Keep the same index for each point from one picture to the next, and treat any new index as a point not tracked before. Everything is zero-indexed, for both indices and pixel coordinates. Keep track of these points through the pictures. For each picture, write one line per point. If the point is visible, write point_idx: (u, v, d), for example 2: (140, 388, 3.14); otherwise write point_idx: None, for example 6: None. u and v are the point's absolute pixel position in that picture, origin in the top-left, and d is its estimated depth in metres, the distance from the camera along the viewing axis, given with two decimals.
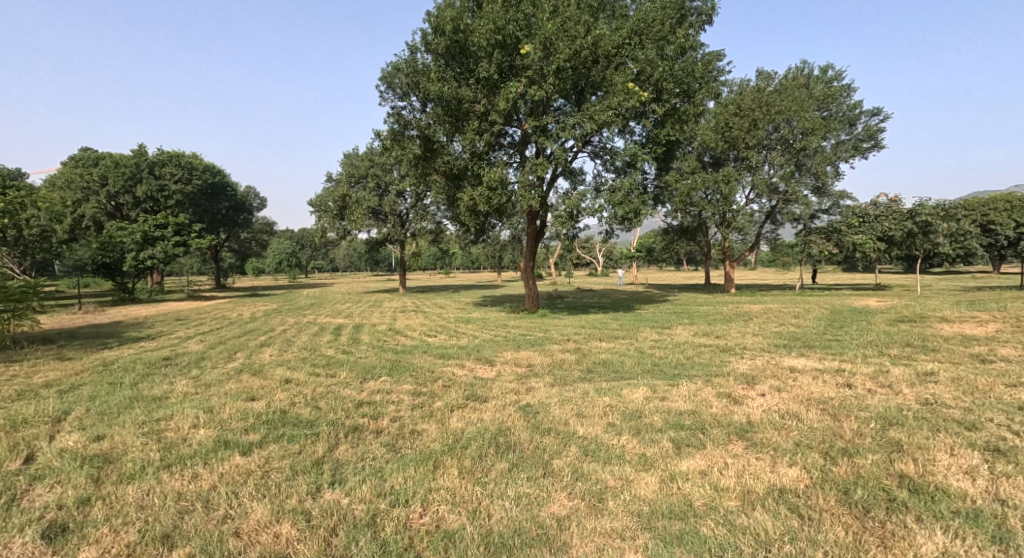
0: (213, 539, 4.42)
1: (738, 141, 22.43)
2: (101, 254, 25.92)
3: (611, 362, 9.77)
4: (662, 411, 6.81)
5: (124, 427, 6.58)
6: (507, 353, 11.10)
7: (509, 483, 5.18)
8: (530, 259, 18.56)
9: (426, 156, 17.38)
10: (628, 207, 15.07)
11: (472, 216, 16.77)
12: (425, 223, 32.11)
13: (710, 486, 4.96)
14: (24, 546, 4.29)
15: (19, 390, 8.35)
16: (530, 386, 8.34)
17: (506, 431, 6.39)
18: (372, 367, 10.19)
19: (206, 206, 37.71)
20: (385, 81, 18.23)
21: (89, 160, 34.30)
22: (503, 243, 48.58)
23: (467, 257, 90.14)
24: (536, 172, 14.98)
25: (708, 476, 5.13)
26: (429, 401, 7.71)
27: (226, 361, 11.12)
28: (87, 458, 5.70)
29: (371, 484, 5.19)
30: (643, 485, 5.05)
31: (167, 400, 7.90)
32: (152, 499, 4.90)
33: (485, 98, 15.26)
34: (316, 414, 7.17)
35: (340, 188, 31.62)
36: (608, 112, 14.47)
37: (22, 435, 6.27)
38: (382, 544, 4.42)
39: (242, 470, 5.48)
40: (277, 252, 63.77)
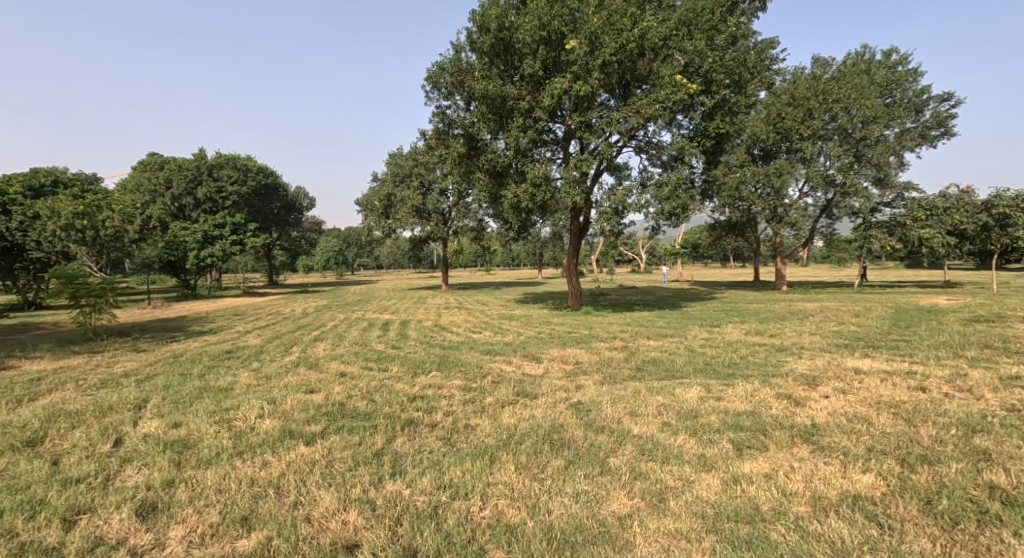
0: (287, 524, 4.62)
1: (791, 132, 21.65)
2: (166, 253, 27.35)
3: (661, 360, 9.62)
4: (719, 411, 6.67)
5: (198, 415, 6.97)
6: (554, 350, 11.08)
7: (567, 481, 5.19)
8: (573, 256, 18.40)
9: (470, 154, 17.54)
10: (675, 203, 14.74)
11: (515, 214, 16.78)
12: (467, 221, 32.78)
13: (777, 490, 4.84)
14: (121, 522, 4.59)
15: (102, 379, 8.91)
16: (579, 383, 8.30)
17: (560, 428, 6.41)
18: (422, 362, 10.40)
19: (260, 206, 39.26)
20: (429, 81, 18.40)
21: (155, 166, 36.13)
22: (545, 240, 48.25)
23: (508, 254, 90.48)
24: (581, 168, 14.81)
25: (773, 480, 5.00)
26: (480, 397, 7.80)
27: (283, 354, 11.57)
28: (168, 444, 6.04)
29: (431, 476, 5.31)
30: (705, 486, 4.97)
31: (233, 391, 8.29)
32: (229, 484, 5.17)
33: (530, 95, 15.23)
34: (372, 407, 7.38)
35: (385, 187, 32.40)
36: (655, 105, 14.14)
37: (107, 421, 6.70)
38: (446, 535, 4.52)
39: (308, 459, 5.71)
40: (325, 249, 65.87)
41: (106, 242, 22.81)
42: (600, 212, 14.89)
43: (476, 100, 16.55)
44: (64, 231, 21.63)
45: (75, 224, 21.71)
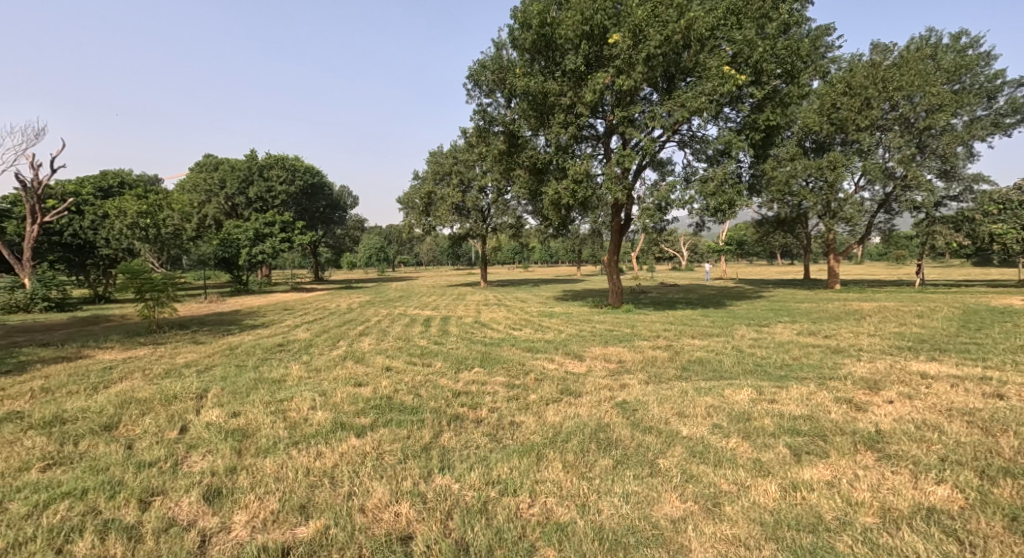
0: (342, 513, 4.72)
1: (847, 123, 20.72)
2: (221, 250, 28.42)
3: (708, 361, 9.38)
4: (774, 414, 6.45)
5: (254, 406, 7.21)
6: (596, 348, 10.97)
7: (616, 481, 5.12)
8: (614, 253, 18.13)
9: (511, 151, 17.53)
10: (721, 198, 14.30)
11: (556, 210, 16.68)
12: (506, 217, 32.84)
13: (842, 499, 4.65)
14: (190, 505, 4.78)
15: (166, 369, 9.36)
16: (623, 382, 8.16)
17: (605, 427, 6.31)
18: (464, 358, 10.49)
19: (307, 204, 40.34)
20: (470, 79, 18.44)
21: (210, 167, 37.69)
22: (584, 237, 47.76)
23: (547, 251, 90.33)
24: (624, 164, 14.50)
25: (837, 488, 4.79)
26: (523, 394, 7.79)
27: (331, 348, 11.89)
28: (228, 432, 6.27)
29: (479, 472, 5.34)
30: (762, 492, 4.81)
31: (285, 383, 8.55)
32: (286, 473, 5.33)
33: (572, 90, 15.05)
34: (418, 401, 7.48)
35: (426, 185, 32.75)
36: (701, 98, 13.76)
37: (172, 409, 7.01)
38: (496, 531, 4.53)
39: (359, 451, 5.82)
40: (367, 246, 67.35)
41: (167, 240, 23.85)
42: (643, 208, 14.59)
43: (517, 97, 16.50)
44: (130, 229, 22.78)
45: (139, 223, 22.74)
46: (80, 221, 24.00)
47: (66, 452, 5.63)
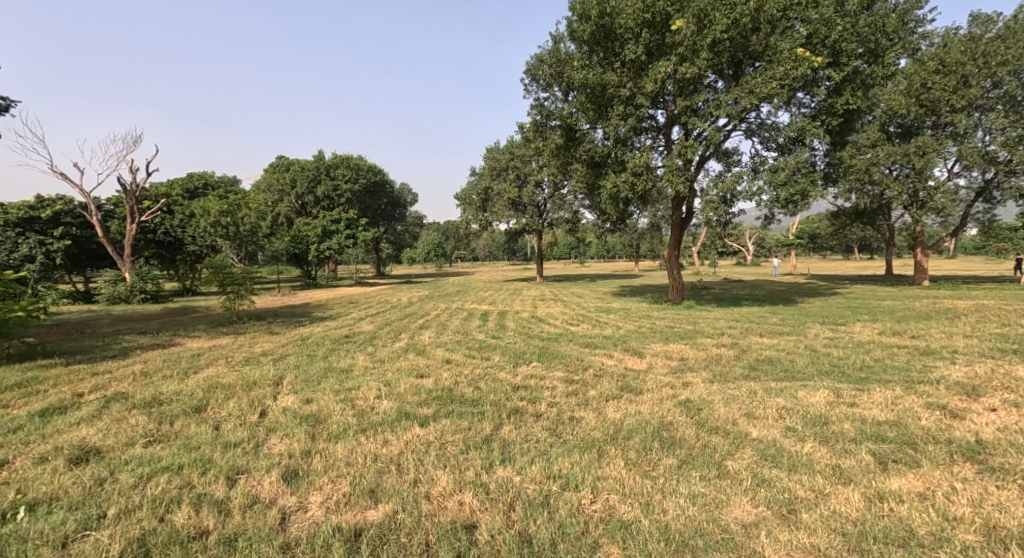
0: (409, 499, 4.87)
1: (939, 104, 19.25)
2: (292, 246, 29.79)
3: (778, 360, 9.03)
4: (854, 418, 6.14)
5: (325, 393, 7.55)
6: (657, 345, 10.78)
7: (682, 481, 5.03)
8: (674, 248, 17.69)
9: (568, 145, 17.44)
10: (792, 189, 13.63)
11: (614, 204, 16.46)
12: (562, 212, 32.66)
13: (936, 513, 4.41)
14: (271, 484, 5.07)
15: (245, 356, 9.95)
16: (686, 381, 7.99)
17: (668, 426, 6.19)
18: (522, 352, 10.56)
19: (370, 202, 41.59)
20: (528, 74, 18.45)
21: (282, 167, 39.52)
22: (642, 232, 46.82)
23: (604, 247, 89.29)
24: (686, 156, 14.05)
25: (931, 501, 4.54)
26: (583, 390, 7.77)
27: (393, 340, 12.27)
28: (303, 418, 6.60)
29: (540, 465, 5.37)
30: (844, 501, 4.61)
31: (352, 372, 8.91)
32: (356, 458, 5.55)
33: (632, 81, 14.75)
34: (479, 394, 7.60)
35: (483, 181, 33.07)
36: (772, 83, 13.17)
37: (253, 394, 7.45)
38: (560, 525, 4.55)
39: (423, 440, 5.99)
40: (426, 242, 68.86)
41: (245, 237, 25.19)
42: (706, 200, 14.13)
43: (575, 90, 16.36)
44: (213, 228, 24.27)
45: (221, 221, 24.19)
46: (172, 220, 25.75)
47: (164, 431, 6.08)
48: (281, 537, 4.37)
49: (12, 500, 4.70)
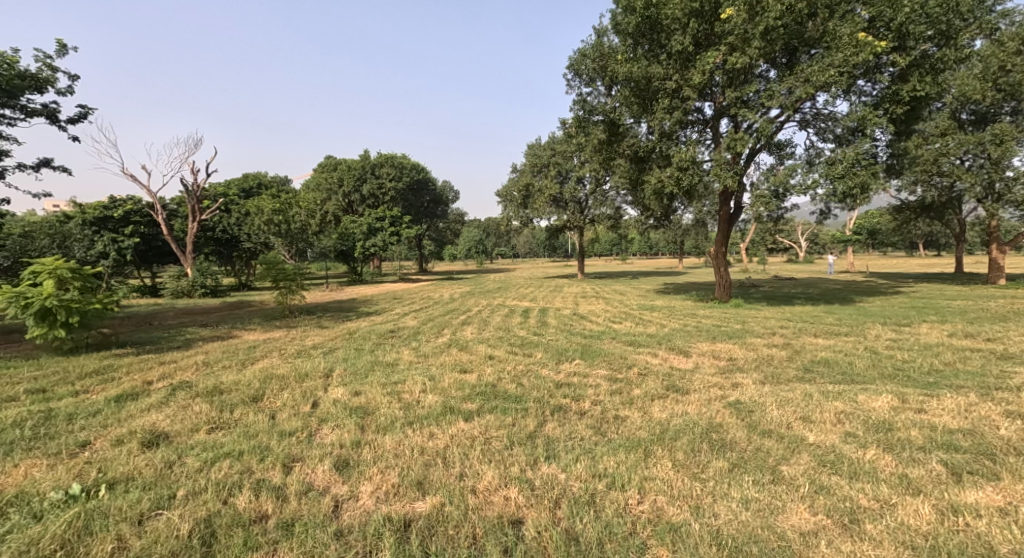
0: (456, 492, 4.93)
1: (1019, 89, 17.97)
2: (339, 243, 30.57)
3: (835, 362, 8.70)
4: (923, 425, 5.85)
5: (373, 386, 7.73)
6: (704, 345, 10.54)
7: (734, 484, 4.91)
8: (721, 244, 17.25)
9: (611, 140, 17.21)
10: (851, 181, 13.05)
11: (658, 200, 16.19)
12: (604, 208, 32.38)
13: (1019, 530, 4.20)
14: (324, 472, 5.23)
15: (297, 349, 10.28)
16: (736, 381, 7.78)
17: (718, 427, 6.06)
18: (565, 350, 10.50)
19: (413, 200, 42.21)
20: (571, 69, 18.35)
21: (330, 167, 40.60)
22: (686, 228, 45.81)
23: (645, 243, 88.00)
24: (735, 149, 13.66)
25: (1013, 518, 4.32)
26: (627, 388, 7.67)
27: (437, 335, 12.43)
28: (352, 409, 6.77)
29: (585, 464, 5.34)
30: (914, 513, 4.44)
31: (398, 366, 9.09)
32: (404, 450, 5.66)
33: (678, 73, 14.43)
34: (522, 390, 7.62)
35: (524, 178, 33.01)
36: (829, 71, 12.65)
37: (306, 385, 7.70)
38: (606, 525, 4.52)
39: (468, 435, 6.05)
40: (467, 238, 69.40)
41: (296, 234, 25.98)
42: (756, 195, 13.68)
43: (619, 84, 16.11)
44: (266, 225, 25.16)
45: (274, 219, 25.06)
46: (229, 219, 26.98)
47: (225, 418, 6.36)
48: (335, 524, 4.50)
49: (94, 477, 5.01)
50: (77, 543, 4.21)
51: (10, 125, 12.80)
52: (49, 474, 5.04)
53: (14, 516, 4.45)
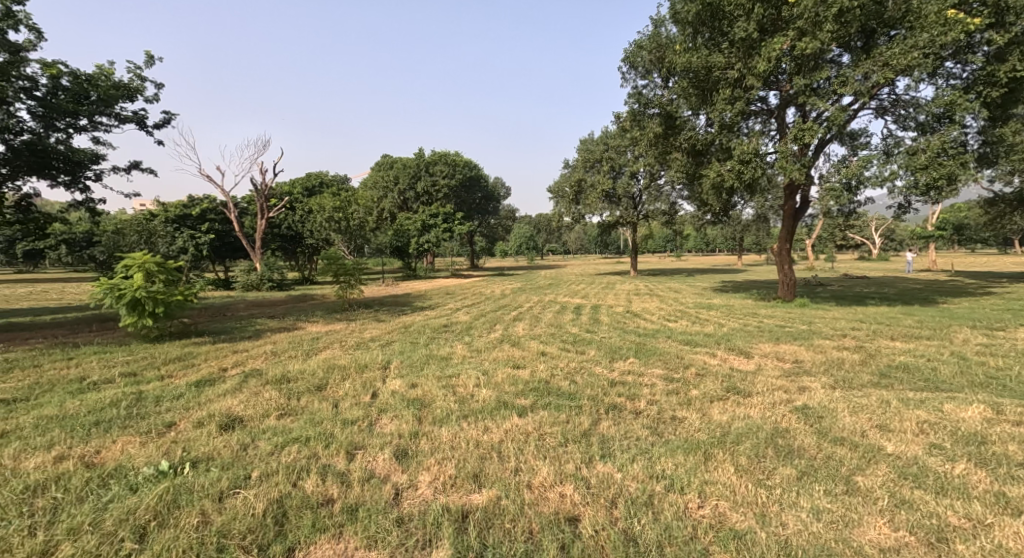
0: (512, 487, 4.96)
1: None
2: (395, 239, 31.28)
3: (915, 367, 8.19)
4: (1021, 440, 5.45)
5: (428, 379, 7.87)
6: (766, 346, 10.14)
7: (804, 493, 4.72)
8: (785, 241, 16.57)
9: (667, 134, 16.83)
10: (934, 172, 12.23)
11: (717, 195, 15.72)
12: (658, 204, 31.75)
13: None
14: (383, 461, 5.37)
15: (356, 341, 10.60)
16: (803, 385, 7.46)
17: (783, 433, 5.82)
18: (618, 348, 10.36)
19: (466, 196, 42.69)
20: (627, 62, 18.09)
21: (386, 165, 41.60)
22: (746, 224, 44.18)
23: (702, 239, 85.65)
24: (802, 140, 13.06)
25: None
26: (684, 389, 7.50)
27: (489, 331, 12.53)
28: (409, 401, 6.92)
29: (642, 464, 5.26)
30: (1013, 535, 4.16)
31: (452, 360, 9.21)
32: (459, 443, 5.73)
33: (741, 61, 13.86)
34: (576, 388, 7.57)
35: (576, 173, 32.69)
36: (913, 53, 11.88)
37: (365, 376, 7.93)
38: (665, 528, 4.43)
39: (522, 430, 6.06)
40: (519, 235, 69.57)
41: (355, 231, 26.74)
42: (827, 188, 13.03)
43: (676, 75, 15.70)
44: (327, 222, 26.04)
45: (334, 216, 25.88)
46: (293, 216, 28.18)
47: (292, 405, 6.63)
48: (396, 511, 4.62)
49: (178, 456, 5.32)
50: (167, 515, 4.47)
51: (105, 131, 13.76)
52: (141, 452, 5.39)
53: (112, 488, 4.77)
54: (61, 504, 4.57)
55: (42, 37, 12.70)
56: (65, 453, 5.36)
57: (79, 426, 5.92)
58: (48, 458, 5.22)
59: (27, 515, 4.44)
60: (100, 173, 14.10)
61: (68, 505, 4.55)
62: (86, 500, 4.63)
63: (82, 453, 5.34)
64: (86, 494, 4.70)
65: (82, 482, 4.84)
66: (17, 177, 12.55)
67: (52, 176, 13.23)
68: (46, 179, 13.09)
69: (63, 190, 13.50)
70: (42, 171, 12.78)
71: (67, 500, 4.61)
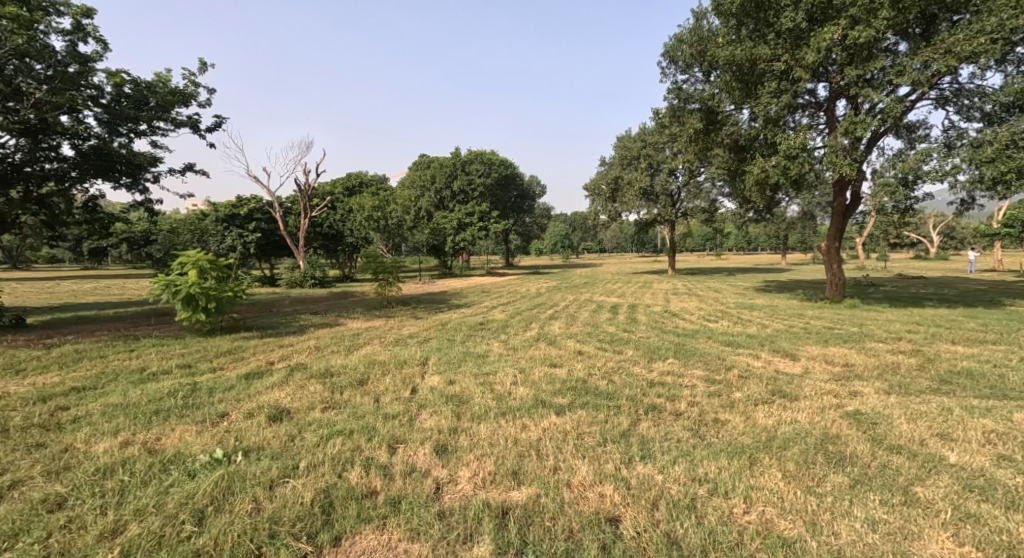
0: (551, 485, 4.93)
1: None
2: (432, 238, 31.58)
3: (978, 373, 7.78)
4: None
5: (466, 376, 7.92)
6: (814, 348, 9.80)
7: (857, 502, 4.55)
8: (833, 239, 16.02)
9: (707, 129, 16.49)
10: (1000, 166, 11.61)
11: (761, 192, 15.31)
12: (698, 201, 31.07)
13: None
14: (424, 456, 5.43)
15: (395, 337, 10.75)
16: (854, 390, 7.19)
17: (834, 438, 5.62)
18: (657, 348, 10.19)
19: (501, 195, 42.77)
20: (667, 57, 17.82)
21: (424, 164, 42.02)
22: (791, 221, 42.80)
23: (744, 237, 83.77)
24: (854, 134, 12.58)
25: None
26: (727, 391, 7.31)
27: (525, 329, 12.51)
28: (448, 397, 6.97)
29: (684, 467, 5.15)
30: None
31: (488, 358, 9.24)
32: (498, 440, 5.74)
33: (788, 53, 13.41)
34: (614, 388, 7.48)
35: (613, 171, 32.30)
36: (978, 40, 11.28)
37: (405, 372, 8.03)
38: (709, 532, 4.34)
39: (560, 429, 6.02)
40: (554, 233, 69.41)
41: (393, 230, 27.11)
42: (881, 183, 12.52)
43: (718, 69, 15.34)
44: (367, 221, 26.48)
45: (373, 215, 26.29)
46: (334, 216, 28.79)
47: (336, 399, 6.77)
48: (437, 505, 4.66)
49: (231, 445, 5.49)
50: (222, 501, 4.62)
51: (163, 135, 14.36)
52: (197, 440, 5.59)
53: (172, 473, 4.97)
54: (127, 487, 4.77)
55: (108, 47, 13.30)
56: (129, 439, 5.60)
57: (141, 414, 6.18)
58: (115, 443, 5.47)
59: (98, 496, 4.66)
60: (158, 175, 14.74)
61: (133, 487, 4.75)
62: (148, 483, 4.82)
63: (144, 440, 5.57)
64: (148, 478, 4.90)
65: (145, 467, 5.05)
66: (84, 180, 13.24)
67: (114, 179, 13.89)
68: (110, 182, 13.76)
69: (124, 191, 14.15)
70: (106, 174, 13.44)
71: (132, 483, 4.82)
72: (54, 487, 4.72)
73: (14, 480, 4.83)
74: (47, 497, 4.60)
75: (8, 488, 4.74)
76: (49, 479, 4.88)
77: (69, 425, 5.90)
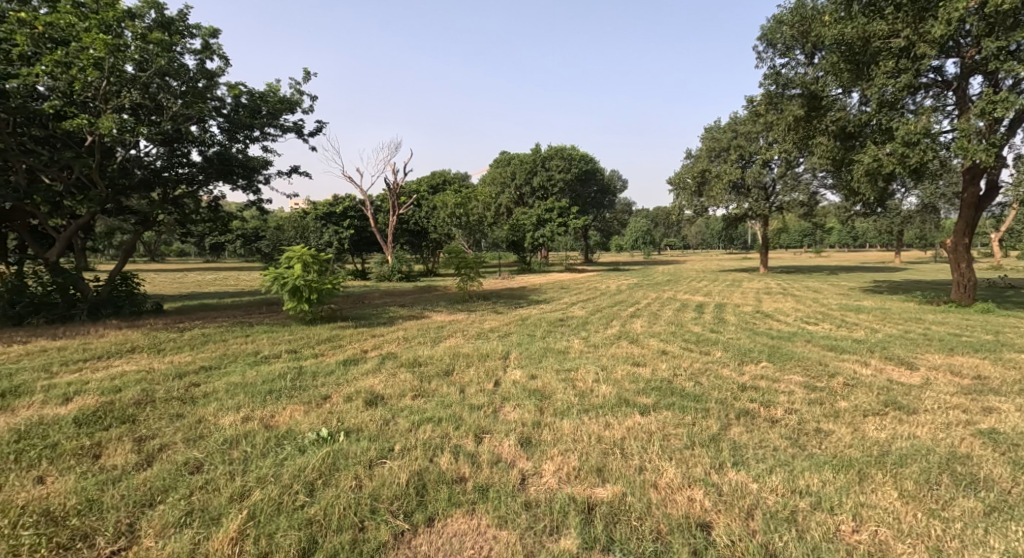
0: (637, 485, 4.76)
1: None
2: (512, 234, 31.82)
3: None
4: None
5: (548, 372, 7.84)
6: (934, 357, 8.87)
7: (993, 533, 4.05)
8: (963, 236, 14.47)
9: (809, 116, 15.38)
10: None
11: (872, 182, 14.08)
12: (795, 194, 29.11)
13: None
14: (508, 447, 5.42)
15: (477, 331, 10.87)
16: (987, 406, 6.42)
17: (963, 458, 5.04)
18: (748, 350, 9.63)
19: (581, 191, 42.27)
20: (765, 40, 16.82)
21: (504, 160, 42.26)
22: (906, 215, 39.13)
23: (849, 232, 77.90)
24: (991, 114, 11.26)
25: None
26: (830, 399, 6.76)
27: (606, 327, 12.25)
28: (530, 392, 6.93)
29: (782, 476, 4.80)
30: None
31: (569, 354, 9.13)
32: (582, 436, 5.63)
33: (910, 27, 12.20)
34: (702, 390, 7.13)
35: (700, 164, 30.98)
36: None
37: (488, 365, 8.08)
38: (813, 548, 4.03)
39: (644, 429, 5.81)
40: (635, 229, 67.88)
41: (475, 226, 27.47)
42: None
43: (824, 50, 14.26)
44: (450, 218, 27.01)
45: (457, 211, 26.73)
46: (420, 212, 29.65)
47: (425, 388, 6.92)
48: (523, 496, 4.63)
49: (335, 425, 5.76)
50: (329, 476, 4.83)
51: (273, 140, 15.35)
52: (306, 419, 5.91)
53: (286, 447, 5.28)
54: (250, 457, 5.11)
55: (229, 62, 14.33)
56: (249, 415, 6.00)
57: (257, 393, 6.61)
58: (238, 417, 5.89)
59: (228, 462, 5.02)
60: (270, 176, 15.80)
61: (255, 457, 5.09)
62: (267, 455, 5.15)
63: (262, 416, 5.96)
64: (267, 450, 5.23)
65: (263, 440, 5.40)
66: (209, 183, 14.43)
67: (233, 181, 15.03)
68: (229, 184, 14.94)
69: (240, 193, 15.29)
70: (226, 176, 14.57)
71: (254, 453, 5.16)
72: (193, 452, 5.15)
73: (161, 444, 5.32)
74: (188, 461, 5.02)
75: (157, 451, 5.23)
76: (188, 445, 5.32)
77: (201, 399, 6.42)
